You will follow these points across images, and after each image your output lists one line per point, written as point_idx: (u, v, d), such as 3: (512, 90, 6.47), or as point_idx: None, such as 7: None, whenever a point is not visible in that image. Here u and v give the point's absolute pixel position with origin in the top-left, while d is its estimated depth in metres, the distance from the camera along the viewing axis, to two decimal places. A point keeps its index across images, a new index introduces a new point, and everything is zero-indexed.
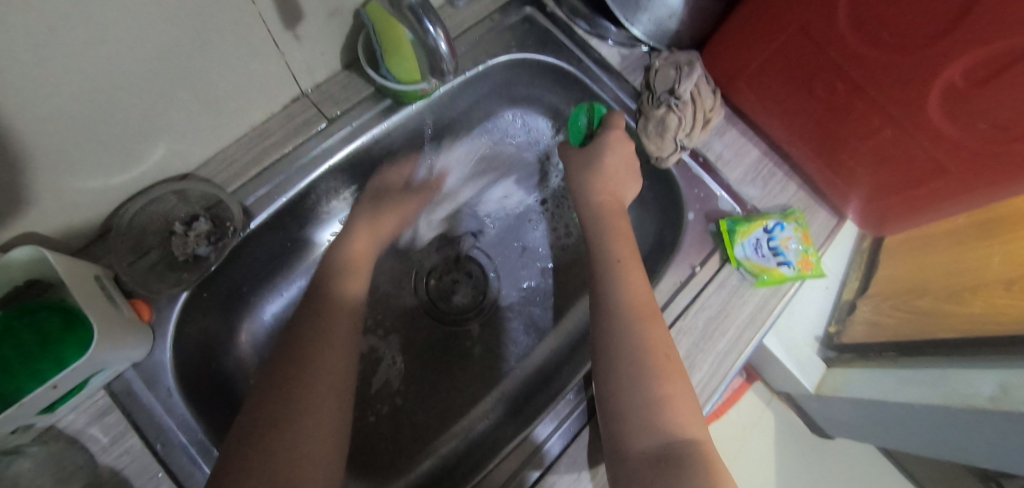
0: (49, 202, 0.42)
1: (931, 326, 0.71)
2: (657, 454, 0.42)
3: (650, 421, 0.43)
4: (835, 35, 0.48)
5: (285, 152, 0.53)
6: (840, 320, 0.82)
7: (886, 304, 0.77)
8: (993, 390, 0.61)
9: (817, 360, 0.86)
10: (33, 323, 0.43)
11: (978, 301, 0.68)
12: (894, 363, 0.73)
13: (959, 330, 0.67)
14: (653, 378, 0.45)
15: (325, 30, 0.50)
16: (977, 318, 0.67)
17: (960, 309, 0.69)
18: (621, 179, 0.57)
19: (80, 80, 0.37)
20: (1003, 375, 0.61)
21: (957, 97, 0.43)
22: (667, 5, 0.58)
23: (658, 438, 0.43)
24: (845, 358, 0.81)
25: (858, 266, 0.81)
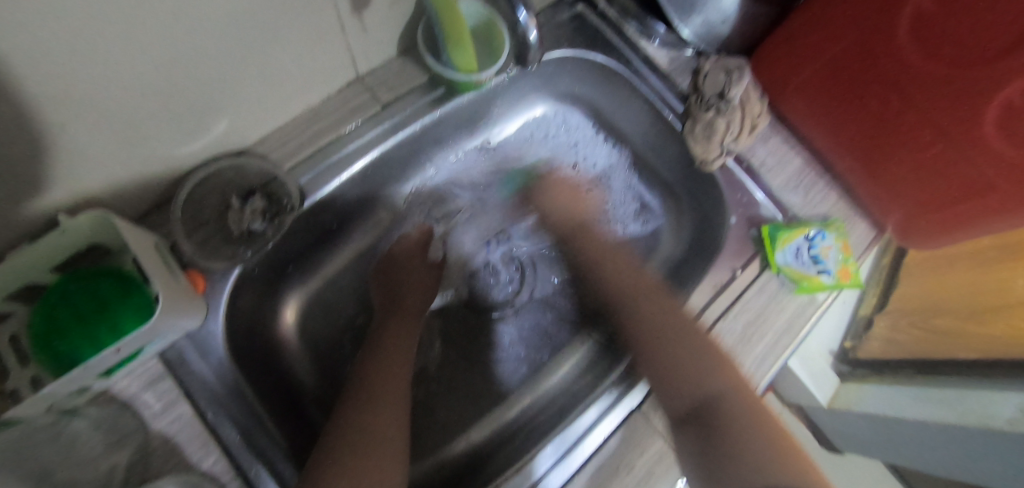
0: (119, 165, 0.44)
1: (952, 345, 0.71)
2: (689, 413, 0.51)
3: (672, 372, 0.53)
4: (895, 47, 0.49)
5: (339, 134, 0.54)
6: (857, 336, 0.85)
7: (904, 321, 0.80)
8: (1013, 413, 0.59)
9: (831, 374, 0.88)
10: (92, 288, 0.44)
11: (998, 322, 0.67)
12: (912, 380, 0.73)
13: (978, 350, 0.67)
14: (681, 345, 0.53)
15: (389, 16, 0.50)
16: (998, 339, 0.66)
17: (982, 330, 0.69)
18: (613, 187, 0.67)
19: (161, 50, 0.38)
20: (1022, 398, 0.59)
21: (1012, 118, 0.43)
22: (720, 10, 0.58)
23: (688, 403, 0.51)
24: (859, 373, 0.84)
25: (877, 282, 0.84)
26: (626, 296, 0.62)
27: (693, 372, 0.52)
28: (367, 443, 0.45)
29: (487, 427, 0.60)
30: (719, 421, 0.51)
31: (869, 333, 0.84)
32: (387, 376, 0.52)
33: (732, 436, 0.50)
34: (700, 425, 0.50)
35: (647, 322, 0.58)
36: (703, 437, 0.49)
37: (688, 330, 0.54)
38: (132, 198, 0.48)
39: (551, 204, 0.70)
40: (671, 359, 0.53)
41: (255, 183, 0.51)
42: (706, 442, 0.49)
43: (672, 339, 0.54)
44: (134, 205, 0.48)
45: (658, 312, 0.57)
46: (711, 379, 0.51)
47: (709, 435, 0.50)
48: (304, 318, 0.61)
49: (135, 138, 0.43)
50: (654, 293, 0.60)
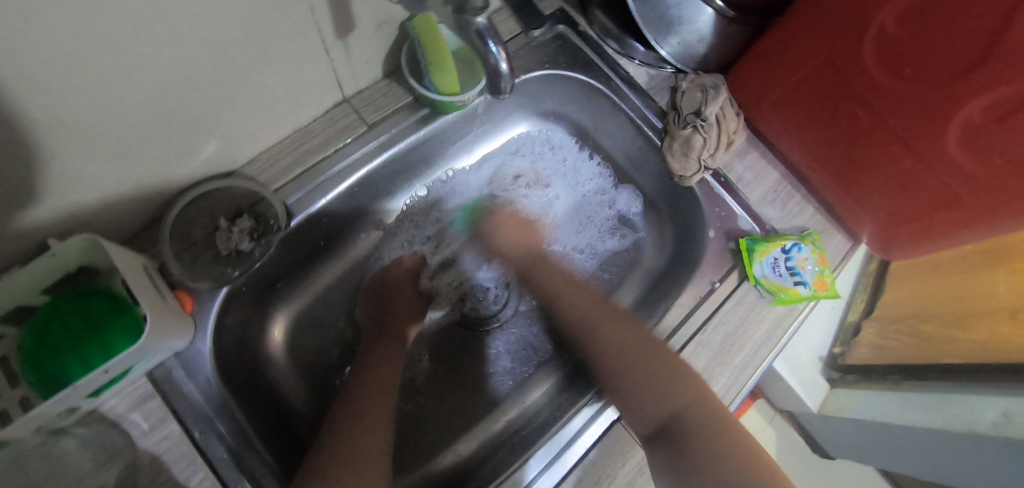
0: (109, 190, 0.45)
1: (933, 351, 0.73)
2: (657, 430, 0.52)
3: (640, 393, 0.53)
4: (861, 68, 0.51)
5: (327, 154, 0.55)
6: (845, 343, 0.82)
7: (891, 328, 0.79)
8: (996, 417, 0.63)
9: (820, 379, 0.86)
10: (81, 309, 0.45)
11: (981, 328, 0.71)
12: (898, 386, 0.73)
13: (961, 354, 0.69)
14: (654, 365, 0.53)
15: (374, 40, 0.52)
16: (980, 343, 0.69)
17: (965, 335, 0.72)
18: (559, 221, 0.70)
19: (151, 77, 0.39)
20: (1005, 402, 0.62)
21: (974, 134, 0.45)
22: (697, 30, 0.60)
23: (655, 421, 0.52)
24: (848, 379, 0.81)
25: (864, 288, 0.82)
26: (586, 321, 0.62)
27: (659, 386, 0.53)
28: (358, 460, 0.46)
29: (474, 441, 0.61)
30: (685, 433, 0.51)
31: (856, 339, 0.81)
32: (372, 397, 0.53)
33: (702, 455, 0.50)
34: (670, 438, 0.51)
35: (608, 339, 0.59)
36: (673, 452, 0.50)
37: (654, 351, 0.54)
38: (121, 220, 0.49)
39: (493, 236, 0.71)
40: (642, 379, 0.54)
41: (242, 203, 0.52)
42: (674, 456, 0.50)
43: (631, 358, 0.56)
44: (123, 227, 0.49)
45: (624, 332, 0.58)
46: (674, 393, 0.52)
47: (678, 451, 0.50)
48: (293, 335, 0.62)
49: (125, 162, 0.44)
50: (625, 320, 0.60)
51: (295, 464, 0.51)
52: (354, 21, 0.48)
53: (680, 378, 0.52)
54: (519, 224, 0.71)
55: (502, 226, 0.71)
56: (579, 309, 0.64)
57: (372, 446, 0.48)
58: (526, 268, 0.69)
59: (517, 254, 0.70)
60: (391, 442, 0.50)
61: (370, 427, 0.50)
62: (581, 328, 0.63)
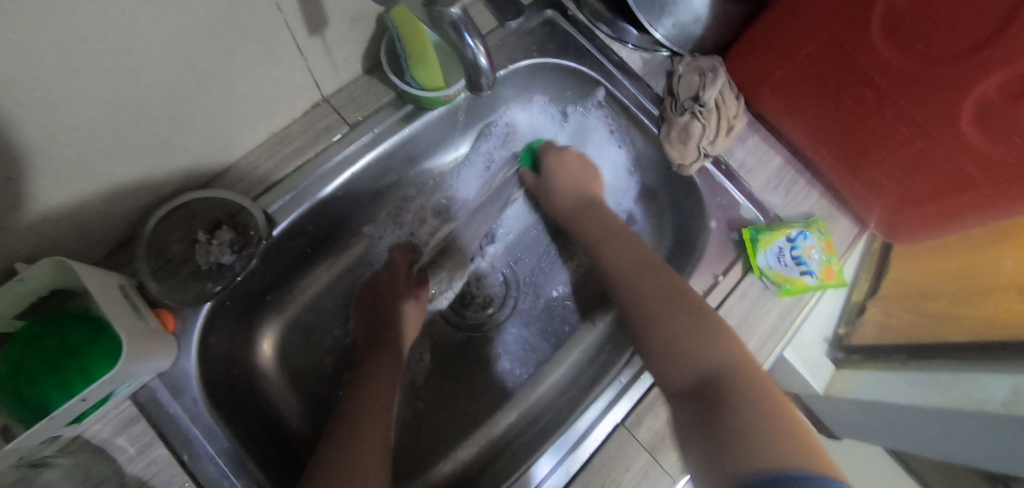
0: (77, 207, 0.43)
1: (940, 329, 0.72)
2: (695, 388, 0.46)
3: (664, 340, 0.50)
4: (868, 46, 0.48)
5: (308, 158, 0.53)
6: (851, 322, 0.85)
7: (896, 306, 0.81)
8: (1006, 395, 0.59)
9: (827, 361, 0.87)
10: (56, 333, 0.43)
11: (990, 305, 0.69)
12: (905, 366, 0.73)
13: (969, 332, 0.68)
14: (695, 328, 0.49)
15: (349, 35, 0.49)
16: (991, 319, 0.67)
17: (974, 311, 0.70)
18: (574, 170, 0.66)
19: (109, 91, 0.37)
20: (1015, 380, 0.59)
21: (989, 112, 0.42)
22: (691, 10, 0.57)
23: (690, 375, 0.47)
24: (855, 359, 0.82)
25: (868, 265, 0.85)
26: (630, 273, 0.57)
27: (697, 345, 0.48)
28: (351, 472, 0.45)
29: (478, 443, 0.59)
30: (719, 399, 0.44)
31: (862, 318, 0.84)
32: (366, 406, 0.51)
33: (750, 437, 0.40)
34: (699, 397, 0.45)
35: (645, 300, 0.54)
36: (704, 413, 0.44)
37: (676, 308, 0.51)
38: (97, 238, 0.47)
39: (556, 186, 0.66)
40: (672, 343, 0.49)
41: (223, 213, 0.49)
42: (703, 420, 0.43)
43: (667, 315, 0.51)
44: (99, 245, 0.47)
45: (657, 291, 0.53)
46: (711, 352, 0.47)
47: (707, 410, 0.44)
48: (285, 346, 0.60)
49: (92, 177, 0.42)
50: (666, 276, 0.55)
51: (288, 480, 0.50)
52: (326, 16, 0.45)
53: (722, 347, 0.47)
54: (587, 173, 0.66)
55: (566, 171, 0.66)
56: (620, 259, 0.59)
57: (362, 459, 0.46)
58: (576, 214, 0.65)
59: (570, 198, 0.65)
60: (385, 456, 0.48)
61: (366, 438, 0.48)
62: (621, 281, 0.58)
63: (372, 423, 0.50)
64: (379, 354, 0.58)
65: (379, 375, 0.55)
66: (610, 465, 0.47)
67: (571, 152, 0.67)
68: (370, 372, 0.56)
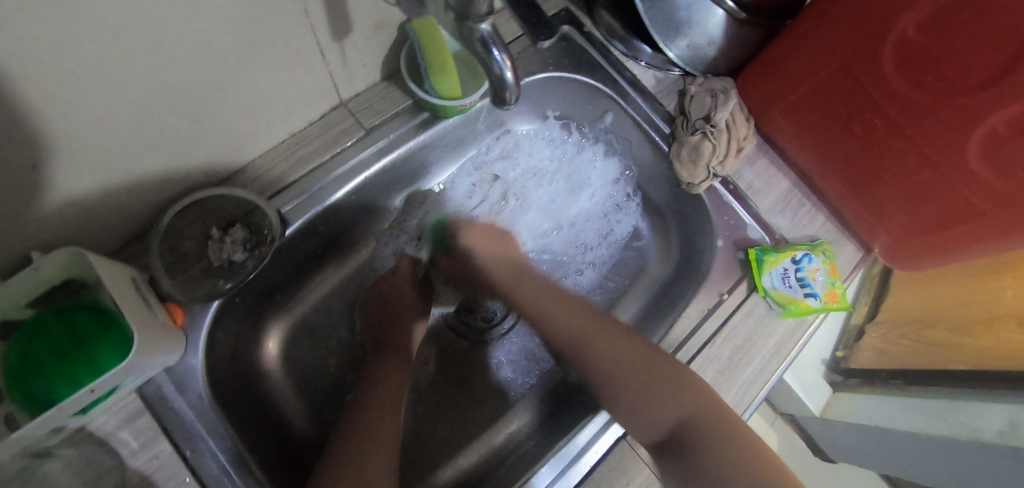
0: (96, 199, 0.43)
1: (939, 358, 0.73)
2: (663, 440, 0.49)
3: (608, 375, 0.53)
4: (880, 75, 0.49)
5: (323, 160, 0.54)
6: (848, 346, 0.85)
7: (896, 332, 0.80)
8: (1003, 425, 0.63)
9: (823, 383, 0.88)
10: (68, 324, 0.43)
11: (988, 336, 0.69)
12: (901, 391, 0.75)
13: (969, 362, 0.70)
14: (669, 384, 0.49)
15: (371, 41, 0.50)
16: (989, 352, 0.68)
17: (972, 342, 0.71)
18: (497, 242, 0.67)
19: (136, 86, 0.37)
20: (1012, 411, 0.63)
21: (997, 146, 0.43)
22: (707, 32, 0.57)
23: (663, 426, 0.49)
24: (852, 383, 0.82)
25: None
26: (562, 317, 0.59)
27: (664, 398, 0.49)
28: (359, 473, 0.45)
29: (479, 453, 0.59)
30: (689, 442, 0.48)
31: (859, 343, 0.85)
32: (376, 407, 0.52)
33: (710, 459, 0.47)
34: (673, 444, 0.48)
35: (607, 364, 0.53)
36: (680, 468, 0.47)
37: (659, 363, 0.51)
38: (111, 230, 0.47)
39: (471, 254, 0.66)
40: (647, 395, 0.50)
41: (238, 212, 0.50)
42: (680, 466, 0.47)
43: (649, 381, 0.50)
44: (114, 237, 0.48)
45: (626, 349, 0.53)
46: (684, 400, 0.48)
47: (685, 457, 0.47)
48: (290, 347, 0.61)
49: (112, 170, 0.42)
50: (622, 332, 0.55)
51: (290, 478, 0.50)
52: (350, 22, 0.46)
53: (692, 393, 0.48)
54: (495, 239, 0.67)
55: (478, 245, 0.66)
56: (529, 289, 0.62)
57: (370, 460, 0.47)
58: (509, 283, 0.63)
59: (500, 268, 0.64)
60: (393, 457, 0.49)
61: (373, 440, 0.49)
62: (575, 351, 0.57)
63: (383, 423, 0.50)
64: (385, 358, 0.58)
65: (386, 378, 0.56)
66: (610, 479, 0.48)
67: (477, 228, 0.67)
68: (380, 375, 0.56)
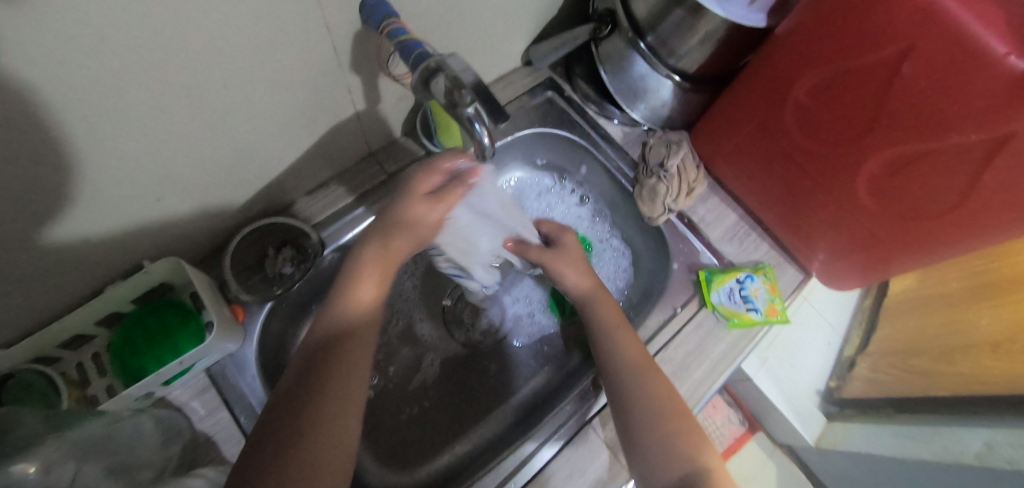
0: (187, 223, 0.58)
1: (923, 384, 0.88)
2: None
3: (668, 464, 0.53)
4: (788, 131, 0.61)
5: (356, 197, 0.69)
6: (840, 376, 1.05)
7: (884, 363, 0.99)
8: (981, 447, 0.75)
9: (818, 413, 1.05)
10: (159, 316, 0.57)
11: (965, 361, 0.84)
12: (892, 419, 0.90)
13: (947, 387, 0.84)
14: (678, 427, 0.55)
15: (395, 108, 0.65)
16: (964, 375, 0.83)
17: (951, 368, 0.86)
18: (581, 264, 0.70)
19: (227, 144, 0.53)
20: (989, 434, 0.74)
21: (880, 183, 0.55)
22: (660, 97, 0.72)
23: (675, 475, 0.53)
24: (846, 413, 1.00)
25: (858, 326, 1.10)
26: (649, 408, 0.56)
27: (677, 450, 0.54)
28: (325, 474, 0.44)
29: (475, 440, 0.70)
30: None
31: (850, 373, 1.04)
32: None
33: None
34: None
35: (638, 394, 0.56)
36: None
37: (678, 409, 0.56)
38: (195, 247, 0.62)
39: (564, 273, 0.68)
40: (658, 431, 0.55)
41: (289, 236, 0.64)
42: None
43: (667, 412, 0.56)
44: (195, 252, 0.63)
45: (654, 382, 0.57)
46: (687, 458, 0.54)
47: None
48: None
49: (203, 202, 0.57)
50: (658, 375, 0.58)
51: None
52: (379, 95, 0.61)
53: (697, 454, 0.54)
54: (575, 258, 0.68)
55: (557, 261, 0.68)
56: (626, 356, 0.60)
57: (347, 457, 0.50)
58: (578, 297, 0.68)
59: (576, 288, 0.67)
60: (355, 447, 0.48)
61: (338, 423, 0.47)
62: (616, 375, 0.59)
63: (340, 407, 0.48)
64: None
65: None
66: (573, 455, 0.58)
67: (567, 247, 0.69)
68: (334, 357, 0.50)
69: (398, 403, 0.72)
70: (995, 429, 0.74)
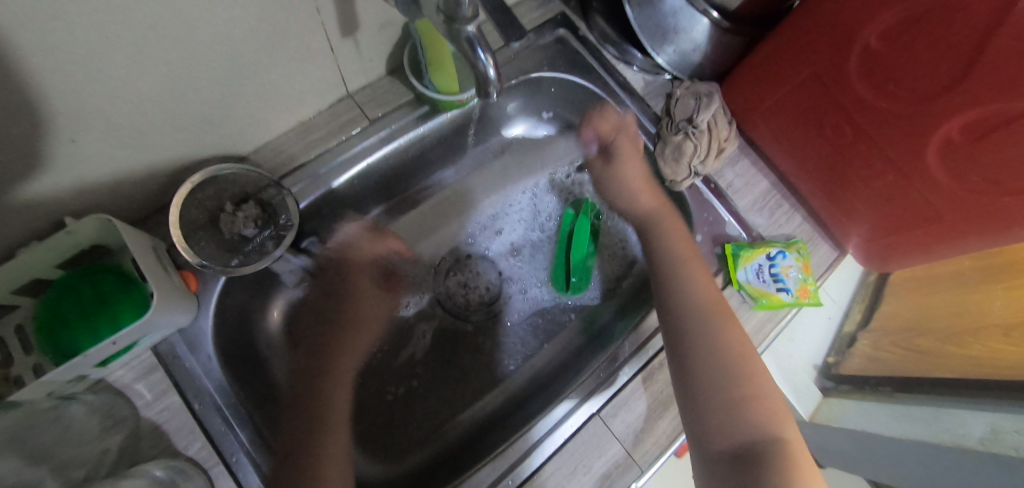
0: (122, 172, 0.48)
1: (929, 366, 0.74)
2: (734, 451, 0.47)
3: (734, 424, 0.48)
4: (846, 84, 0.52)
5: (329, 146, 0.58)
6: (840, 352, 0.84)
7: (886, 341, 0.80)
8: (985, 433, 0.61)
9: (813, 388, 0.84)
10: (93, 284, 0.48)
11: (977, 345, 0.71)
12: (889, 398, 0.74)
13: (953, 370, 0.70)
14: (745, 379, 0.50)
15: (376, 39, 0.54)
16: (975, 359, 0.70)
17: (959, 351, 0.72)
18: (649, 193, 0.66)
19: (164, 76, 0.42)
20: (996, 419, 0.61)
21: (952, 152, 0.47)
22: (692, 39, 0.61)
23: (735, 436, 0.47)
24: (842, 389, 0.81)
25: (862, 299, 0.86)
26: (722, 358, 0.51)
27: (745, 408, 0.48)
28: None
29: (465, 424, 0.64)
30: (763, 457, 0.46)
31: (852, 349, 0.84)
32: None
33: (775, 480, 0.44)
34: (743, 456, 0.46)
35: (710, 343, 0.51)
36: (752, 477, 0.45)
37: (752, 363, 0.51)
38: (137, 202, 0.52)
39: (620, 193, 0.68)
40: (724, 377, 0.50)
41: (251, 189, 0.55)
42: (742, 477, 0.45)
43: (738, 359, 0.51)
44: (138, 208, 0.53)
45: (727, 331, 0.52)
46: (755, 416, 0.48)
47: (756, 470, 0.45)
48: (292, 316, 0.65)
49: (138, 146, 0.47)
50: (730, 322, 0.53)
51: None
52: (357, 21, 0.50)
53: (766, 414, 0.48)
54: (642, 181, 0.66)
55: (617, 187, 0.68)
56: (701, 299, 0.55)
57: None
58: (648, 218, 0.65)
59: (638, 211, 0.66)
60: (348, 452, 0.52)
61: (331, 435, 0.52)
62: (682, 321, 0.54)
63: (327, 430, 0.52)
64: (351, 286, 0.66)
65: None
66: (583, 450, 0.51)
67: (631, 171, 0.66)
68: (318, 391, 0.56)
69: (380, 380, 0.65)
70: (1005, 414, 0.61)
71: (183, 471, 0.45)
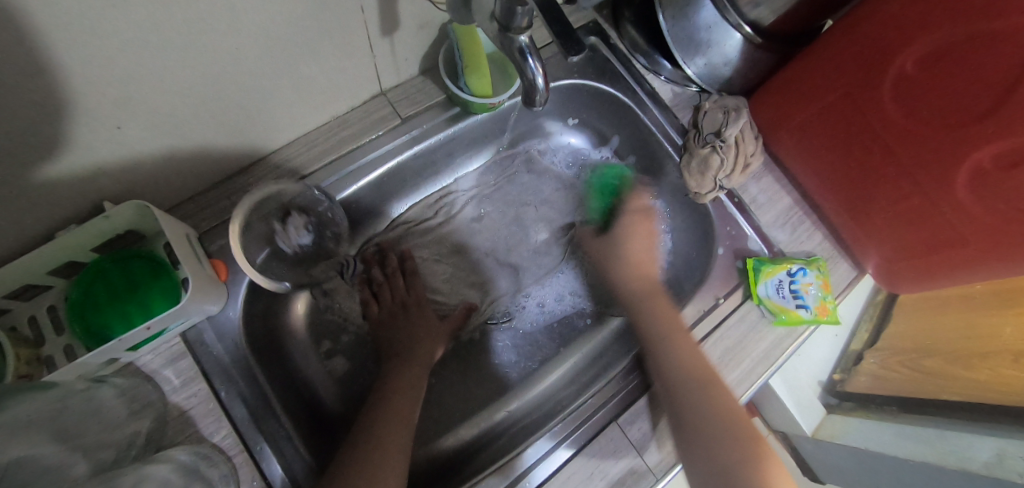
0: (159, 159, 0.49)
1: (934, 388, 0.73)
2: None
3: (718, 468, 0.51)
4: (878, 105, 0.52)
5: (361, 143, 0.59)
6: (846, 369, 0.86)
7: (893, 359, 0.80)
8: (990, 457, 0.61)
9: (817, 404, 0.88)
10: (126, 269, 0.48)
11: (983, 370, 0.70)
12: (894, 418, 0.74)
13: (960, 395, 0.69)
14: (727, 424, 0.53)
15: (414, 38, 0.54)
16: (982, 386, 0.68)
17: (966, 375, 0.71)
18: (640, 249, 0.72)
19: (210, 66, 0.42)
20: (1002, 443, 0.61)
21: (980, 179, 0.47)
22: (724, 54, 0.61)
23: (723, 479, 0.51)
24: (846, 406, 0.83)
25: (870, 316, 0.85)
26: (705, 407, 0.54)
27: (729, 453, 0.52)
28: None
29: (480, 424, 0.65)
30: None
31: (857, 367, 0.85)
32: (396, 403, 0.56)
33: None
34: None
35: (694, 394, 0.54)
36: None
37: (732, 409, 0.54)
38: (170, 189, 0.53)
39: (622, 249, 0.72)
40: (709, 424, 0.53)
41: (288, 202, 0.55)
42: None
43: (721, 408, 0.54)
44: (171, 196, 0.54)
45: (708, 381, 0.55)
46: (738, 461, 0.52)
47: None
48: (313, 308, 0.66)
49: (177, 134, 0.47)
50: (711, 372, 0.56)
51: (308, 430, 0.55)
52: (398, 20, 0.50)
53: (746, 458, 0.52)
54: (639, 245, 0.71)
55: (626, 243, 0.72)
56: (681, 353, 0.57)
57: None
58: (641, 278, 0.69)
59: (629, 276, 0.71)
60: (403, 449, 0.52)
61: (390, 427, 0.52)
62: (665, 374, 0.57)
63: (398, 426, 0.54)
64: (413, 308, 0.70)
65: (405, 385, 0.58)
66: (601, 456, 0.52)
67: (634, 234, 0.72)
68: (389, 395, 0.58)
69: None
70: (1008, 438, 0.61)
71: (208, 456, 0.45)
